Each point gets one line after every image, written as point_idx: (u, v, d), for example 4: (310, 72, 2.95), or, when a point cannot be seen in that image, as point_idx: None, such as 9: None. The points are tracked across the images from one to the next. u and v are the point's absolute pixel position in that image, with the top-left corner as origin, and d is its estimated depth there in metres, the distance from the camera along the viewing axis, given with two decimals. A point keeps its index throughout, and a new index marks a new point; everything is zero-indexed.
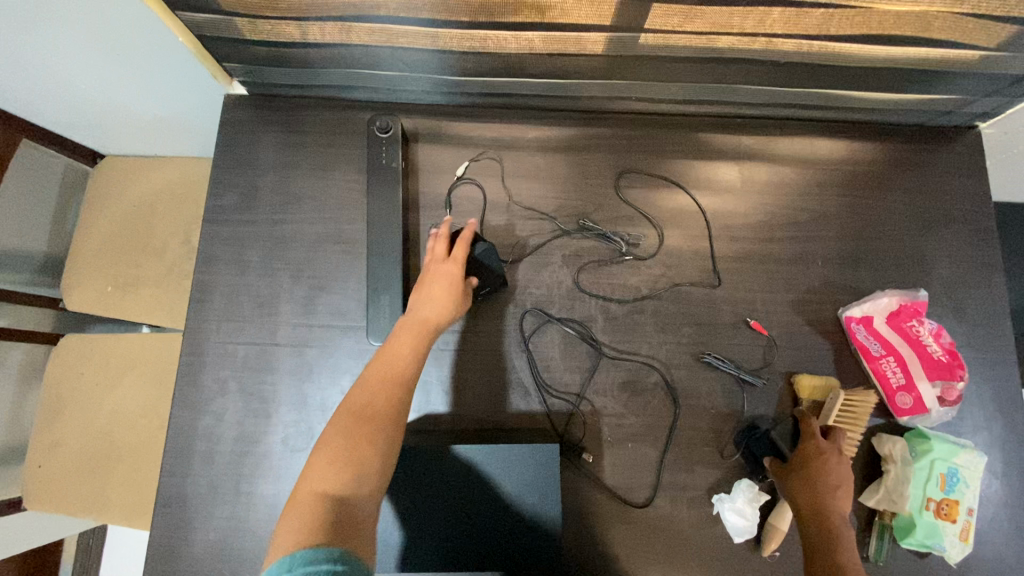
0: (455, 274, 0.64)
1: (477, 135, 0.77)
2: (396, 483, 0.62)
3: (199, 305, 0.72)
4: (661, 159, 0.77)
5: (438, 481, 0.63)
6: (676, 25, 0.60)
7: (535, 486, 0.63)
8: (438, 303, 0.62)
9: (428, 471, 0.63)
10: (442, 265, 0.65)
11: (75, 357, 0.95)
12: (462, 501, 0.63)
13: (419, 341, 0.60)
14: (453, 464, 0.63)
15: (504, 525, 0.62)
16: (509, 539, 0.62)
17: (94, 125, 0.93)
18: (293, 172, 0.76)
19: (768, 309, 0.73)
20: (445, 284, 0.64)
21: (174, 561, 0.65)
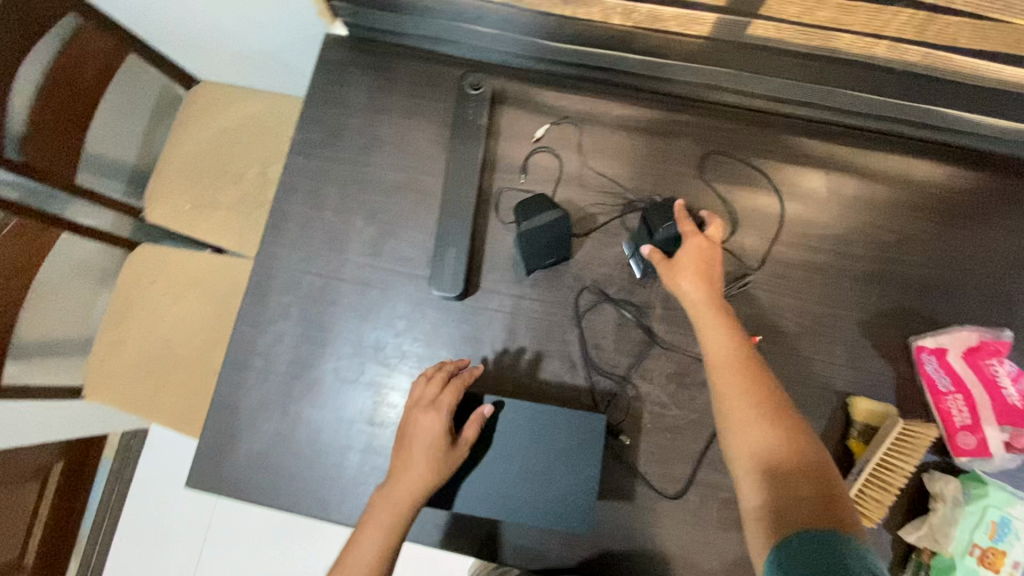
0: (439, 438, 0.61)
1: (563, 105, 0.77)
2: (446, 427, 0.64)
3: (274, 230, 0.75)
4: (747, 155, 0.75)
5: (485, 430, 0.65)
6: (793, 15, 0.59)
7: (577, 451, 0.64)
8: (418, 475, 0.59)
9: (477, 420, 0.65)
10: (428, 420, 0.61)
11: (147, 266, 1.01)
12: (502, 455, 0.64)
13: (392, 533, 0.58)
14: (505, 416, 0.65)
15: (543, 485, 0.63)
16: (546, 497, 0.63)
17: (200, 48, 0.97)
18: (378, 117, 0.77)
19: (834, 324, 0.71)
20: (428, 449, 0.60)
21: (220, 464, 0.69)
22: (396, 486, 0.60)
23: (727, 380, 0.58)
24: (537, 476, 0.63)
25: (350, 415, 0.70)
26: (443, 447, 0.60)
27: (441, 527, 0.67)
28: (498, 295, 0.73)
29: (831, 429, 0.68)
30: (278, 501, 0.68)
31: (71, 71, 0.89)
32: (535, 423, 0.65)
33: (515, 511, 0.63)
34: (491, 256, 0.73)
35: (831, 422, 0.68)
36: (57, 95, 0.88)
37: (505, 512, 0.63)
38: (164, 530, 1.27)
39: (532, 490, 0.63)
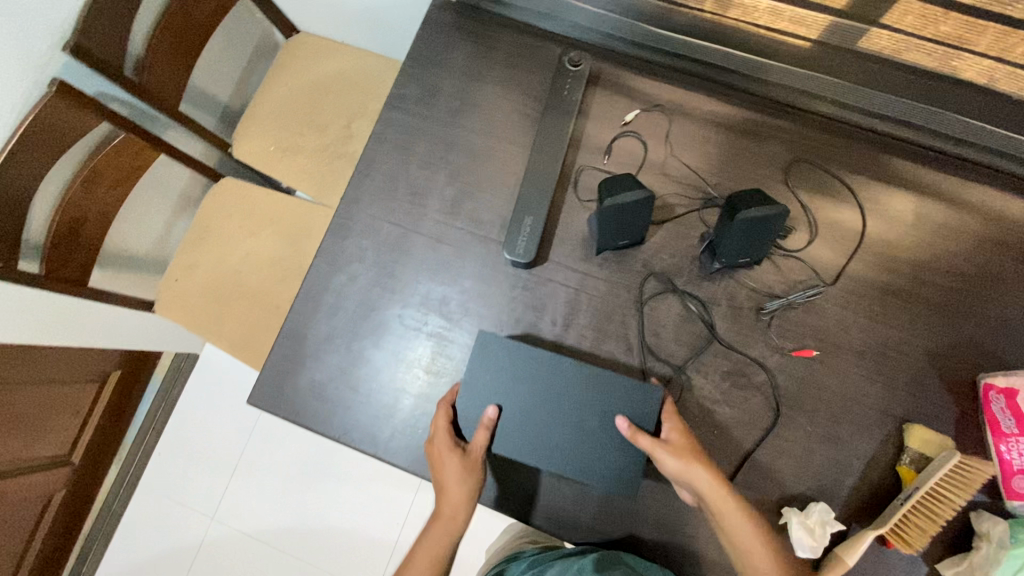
0: (453, 461, 0.66)
1: (656, 94, 0.77)
2: (505, 376, 0.67)
3: (361, 177, 0.78)
4: (837, 167, 0.75)
5: (542, 384, 0.67)
6: (914, 26, 0.58)
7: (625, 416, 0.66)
8: (456, 496, 0.66)
9: (534, 373, 0.67)
10: (443, 452, 0.66)
11: (228, 199, 1.06)
12: (553, 409, 0.67)
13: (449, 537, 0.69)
14: (560, 372, 0.67)
15: (591, 446, 0.66)
16: (593, 457, 0.66)
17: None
18: (474, 82, 0.79)
19: (901, 349, 0.70)
20: (451, 475, 0.66)
21: (283, 387, 0.73)
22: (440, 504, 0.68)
23: (738, 528, 0.61)
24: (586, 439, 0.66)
25: (407, 360, 0.73)
26: (463, 470, 0.66)
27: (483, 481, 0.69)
28: (566, 270, 0.74)
29: (882, 453, 0.67)
30: (330, 429, 0.72)
31: (189, 3, 0.92)
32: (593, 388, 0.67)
33: (560, 461, 0.66)
34: (564, 230, 0.75)
35: (882, 446, 0.68)
36: (173, 25, 0.91)
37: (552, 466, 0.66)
38: (198, 454, 1.33)
39: (579, 450, 0.66)
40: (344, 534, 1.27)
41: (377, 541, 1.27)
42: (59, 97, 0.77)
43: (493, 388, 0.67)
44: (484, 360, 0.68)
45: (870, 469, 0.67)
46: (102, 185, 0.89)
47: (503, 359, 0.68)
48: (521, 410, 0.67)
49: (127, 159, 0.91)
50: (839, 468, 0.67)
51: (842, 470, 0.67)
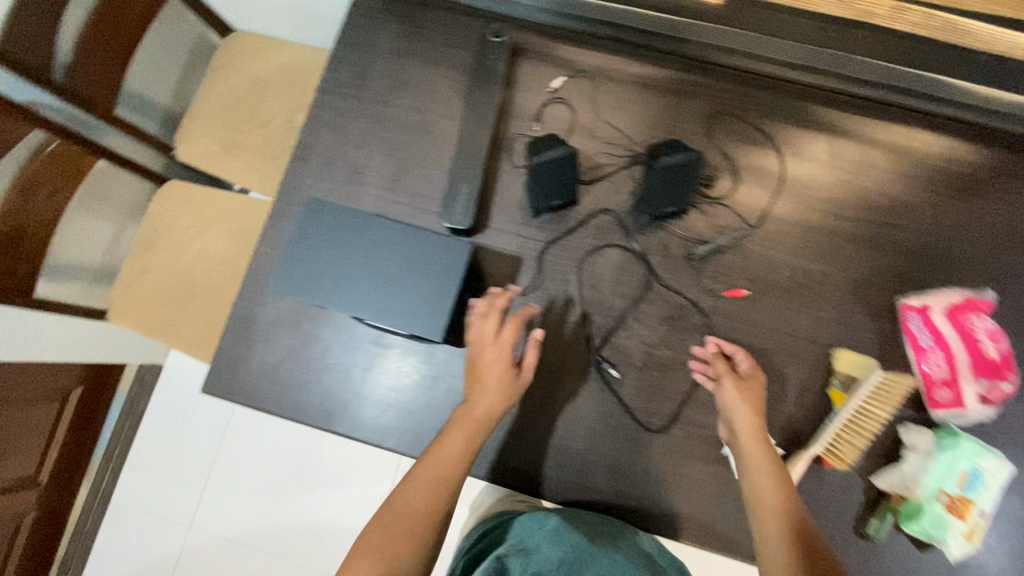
0: (511, 378, 0.68)
1: (580, 59, 0.81)
2: (317, 226, 0.69)
3: (299, 161, 0.79)
4: (755, 116, 0.79)
5: (354, 231, 0.69)
6: None
7: (422, 263, 0.67)
8: (491, 396, 0.67)
9: (347, 223, 0.69)
10: (507, 373, 0.68)
11: (174, 201, 1.06)
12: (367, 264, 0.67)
13: (473, 439, 0.66)
14: (371, 224, 0.69)
15: (379, 287, 0.66)
16: (386, 297, 0.66)
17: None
18: (403, 61, 0.81)
19: (825, 282, 0.74)
20: (495, 389, 0.67)
21: (234, 372, 0.74)
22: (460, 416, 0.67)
23: (753, 450, 0.65)
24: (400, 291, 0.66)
25: (354, 332, 0.74)
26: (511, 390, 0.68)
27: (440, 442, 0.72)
28: (504, 234, 0.77)
29: (814, 379, 0.71)
30: (284, 408, 0.73)
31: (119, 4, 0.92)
32: (406, 242, 0.68)
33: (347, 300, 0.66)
34: (501, 197, 0.77)
35: (814, 373, 0.72)
36: (101, 29, 0.91)
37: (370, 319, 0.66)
38: (168, 465, 1.32)
39: (368, 290, 0.66)
40: (324, 529, 1.28)
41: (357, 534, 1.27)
42: None
43: (305, 229, 0.69)
44: (308, 228, 0.69)
45: (803, 395, 0.71)
46: (42, 192, 0.89)
47: (330, 226, 0.69)
48: (331, 258, 0.68)
49: (64, 165, 0.91)
50: (774, 398, 0.71)
51: (779, 399, 0.71)
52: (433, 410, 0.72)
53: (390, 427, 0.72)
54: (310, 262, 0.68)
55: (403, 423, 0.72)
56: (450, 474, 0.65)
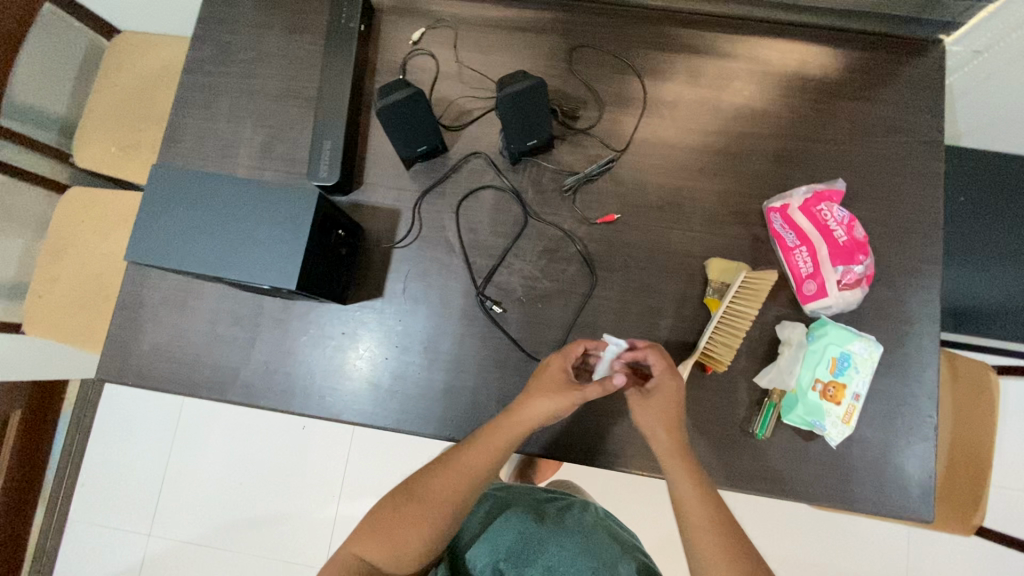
0: (561, 380, 0.65)
1: (437, 9, 0.81)
2: (164, 195, 0.65)
3: (171, 143, 0.80)
4: (614, 44, 0.80)
5: (206, 194, 0.65)
6: None
7: (274, 215, 0.64)
8: (540, 405, 0.64)
9: (196, 189, 0.66)
10: (556, 379, 0.65)
11: (77, 207, 1.05)
12: (220, 223, 0.64)
13: (505, 446, 0.64)
14: (219, 187, 0.65)
15: (236, 243, 0.63)
16: (242, 252, 0.63)
17: None
18: (263, 31, 0.82)
19: (695, 197, 0.76)
20: (550, 396, 0.63)
21: (127, 355, 0.74)
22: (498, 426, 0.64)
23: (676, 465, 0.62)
24: (245, 244, 0.63)
25: (238, 301, 0.75)
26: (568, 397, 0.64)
27: (336, 398, 0.72)
28: (381, 188, 0.78)
29: (691, 291, 0.73)
30: (180, 383, 0.73)
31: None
32: (245, 197, 0.65)
33: (202, 261, 0.63)
34: (373, 153, 0.78)
35: (691, 285, 0.73)
36: None
37: (219, 272, 0.63)
38: (122, 477, 1.32)
39: (224, 249, 0.63)
40: (282, 518, 1.28)
41: (316, 520, 1.27)
42: None
43: (153, 200, 0.65)
44: (147, 199, 0.65)
45: (682, 307, 0.73)
46: None
47: (174, 195, 0.65)
48: (179, 223, 0.64)
49: None
50: (654, 312, 0.73)
51: (658, 313, 0.72)
52: (324, 367, 0.73)
53: (283, 388, 0.73)
54: (160, 228, 0.64)
55: (298, 384, 0.73)
56: (470, 474, 0.64)
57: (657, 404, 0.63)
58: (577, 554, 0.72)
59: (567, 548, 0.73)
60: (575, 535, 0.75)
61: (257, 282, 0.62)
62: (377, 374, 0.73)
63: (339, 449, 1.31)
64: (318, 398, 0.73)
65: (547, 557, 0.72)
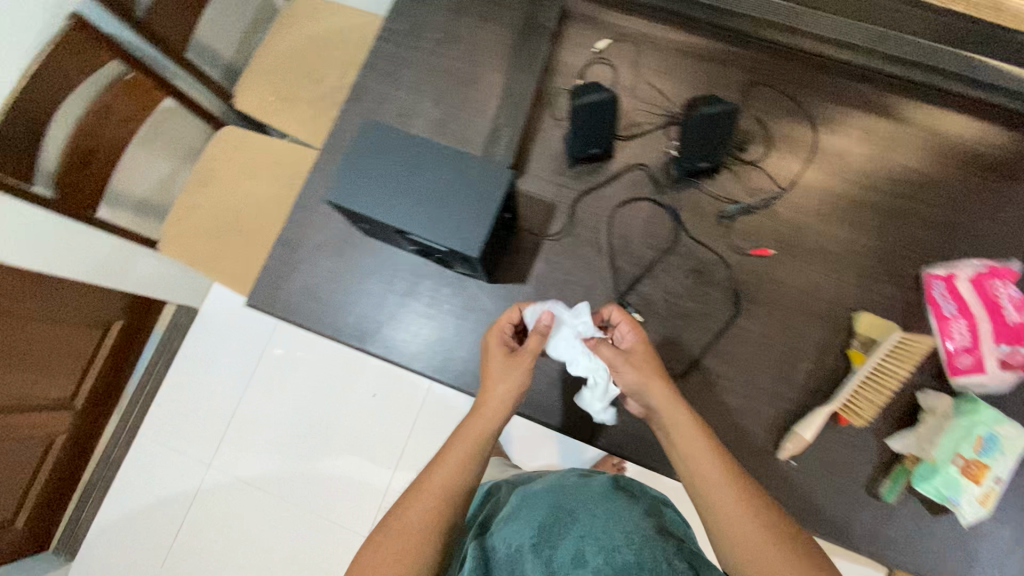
0: (502, 359, 0.69)
1: (626, 24, 0.85)
2: (369, 142, 0.68)
3: (354, 101, 0.85)
4: (790, 86, 0.82)
5: (407, 149, 0.68)
6: None
7: (469, 186, 0.66)
8: (501, 387, 0.68)
9: (399, 143, 0.69)
10: (497, 356, 0.69)
11: (230, 144, 1.12)
12: (416, 181, 0.67)
13: (481, 436, 0.66)
14: (420, 147, 0.68)
15: (428, 203, 0.66)
16: (434, 214, 0.66)
17: None
18: (458, 16, 0.86)
19: (853, 249, 0.75)
20: (503, 375, 0.68)
21: (280, 288, 0.79)
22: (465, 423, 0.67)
23: (682, 430, 0.63)
24: (438, 207, 0.66)
25: (392, 259, 0.78)
26: (514, 370, 0.68)
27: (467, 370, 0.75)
28: (543, 180, 0.80)
29: (834, 340, 0.73)
30: (324, 325, 0.78)
31: None
32: (444, 161, 0.68)
33: (394, 212, 0.66)
34: (541, 146, 0.81)
35: (835, 334, 0.73)
36: None
37: (405, 227, 0.66)
38: (194, 405, 1.38)
39: (417, 206, 0.66)
40: (337, 478, 1.32)
41: (370, 487, 1.31)
42: (77, 29, 0.85)
43: (358, 145, 0.68)
44: (354, 145, 0.68)
45: (824, 355, 0.72)
46: (115, 120, 0.97)
47: (375, 148, 0.68)
48: (379, 172, 0.67)
49: (136, 98, 0.99)
50: (793, 354, 0.73)
51: (798, 355, 0.73)
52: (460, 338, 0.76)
53: (420, 349, 0.76)
54: (360, 173, 0.68)
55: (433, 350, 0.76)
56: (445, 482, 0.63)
57: (636, 361, 0.67)
58: (606, 517, 0.68)
59: (596, 515, 0.68)
60: (600, 504, 0.72)
61: (440, 244, 0.65)
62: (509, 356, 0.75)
63: (404, 423, 1.34)
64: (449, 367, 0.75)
65: (577, 527, 0.67)
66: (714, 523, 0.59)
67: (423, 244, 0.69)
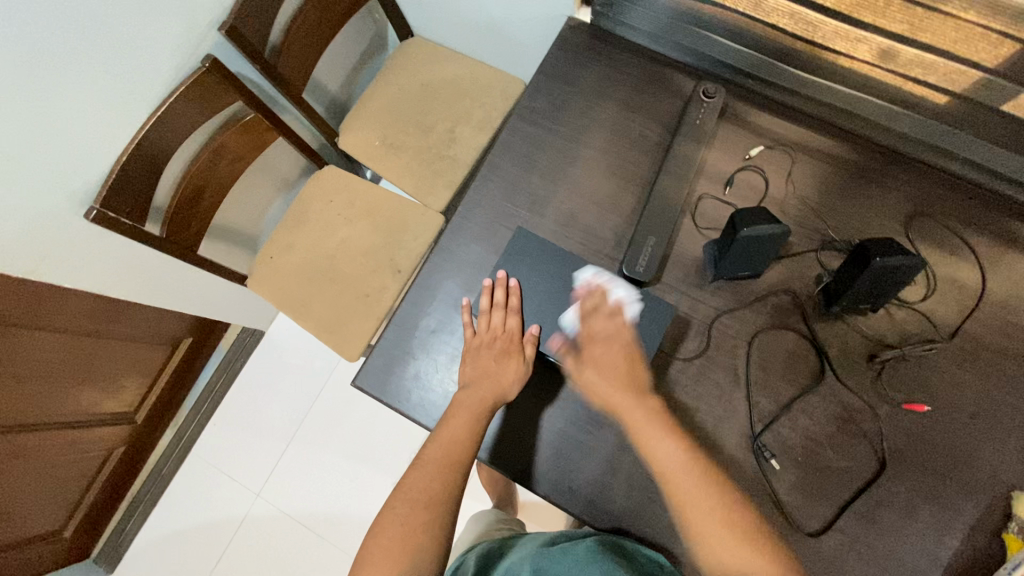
0: (508, 357, 0.71)
1: (780, 132, 0.79)
2: (527, 257, 0.75)
3: (484, 180, 0.81)
4: (955, 219, 0.75)
5: (564, 269, 0.74)
6: None
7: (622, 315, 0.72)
8: (499, 376, 0.70)
9: (557, 262, 0.75)
10: (505, 353, 0.71)
11: (331, 186, 1.10)
12: (570, 301, 0.73)
13: (480, 418, 0.68)
14: (573, 270, 0.74)
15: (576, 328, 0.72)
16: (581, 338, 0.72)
17: (438, 11, 1.08)
18: (603, 101, 0.82)
19: (1016, 417, 0.69)
20: (504, 368, 0.70)
21: (388, 373, 0.75)
22: (462, 396, 0.69)
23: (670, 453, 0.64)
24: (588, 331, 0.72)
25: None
26: (511, 360, 0.71)
27: (577, 494, 0.69)
28: (676, 291, 0.75)
29: (986, 517, 0.66)
30: (425, 418, 0.73)
31: None
32: (597, 285, 0.73)
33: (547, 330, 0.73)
34: (679, 254, 0.76)
35: (987, 510, 0.67)
36: (313, 20, 0.96)
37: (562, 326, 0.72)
38: (248, 431, 1.36)
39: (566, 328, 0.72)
40: None
41: None
42: (212, 70, 0.84)
43: (520, 257, 0.75)
44: (514, 254, 0.75)
45: (974, 532, 0.66)
46: (228, 159, 0.95)
47: (530, 262, 0.75)
48: (532, 287, 0.74)
49: (250, 137, 0.96)
50: (942, 527, 0.66)
51: (947, 530, 0.66)
52: (576, 457, 0.70)
53: (530, 463, 0.70)
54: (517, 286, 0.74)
55: (544, 462, 0.70)
56: (468, 446, 0.66)
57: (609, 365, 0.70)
58: None
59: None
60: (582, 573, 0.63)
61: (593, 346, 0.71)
62: (629, 483, 0.69)
63: None
64: (561, 487, 0.70)
65: None
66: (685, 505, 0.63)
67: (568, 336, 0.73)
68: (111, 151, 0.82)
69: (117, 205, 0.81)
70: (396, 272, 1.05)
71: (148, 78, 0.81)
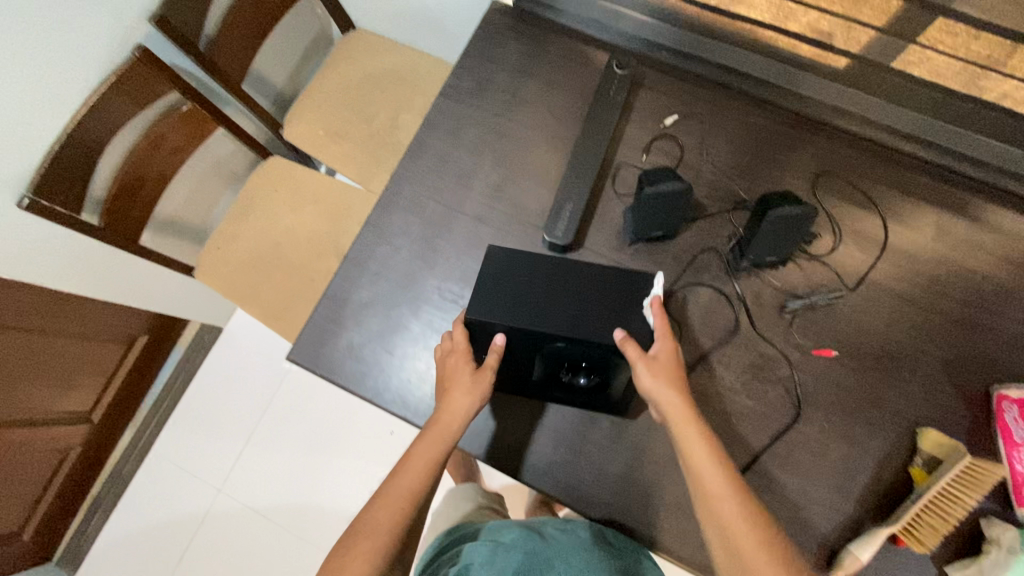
0: (464, 372, 0.67)
1: (694, 101, 0.83)
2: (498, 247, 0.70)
3: (412, 157, 0.83)
4: (861, 175, 0.79)
5: None
6: None
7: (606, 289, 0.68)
8: (454, 406, 0.67)
9: None
10: (459, 372, 0.67)
11: (276, 176, 1.11)
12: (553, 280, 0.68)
13: (440, 449, 0.67)
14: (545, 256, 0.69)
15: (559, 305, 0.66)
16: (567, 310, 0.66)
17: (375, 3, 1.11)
18: (526, 78, 0.85)
19: (916, 357, 0.73)
20: (458, 392, 0.67)
21: (321, 344, 0.76)
22: None
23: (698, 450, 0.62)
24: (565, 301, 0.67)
25: (517, 376, 0.72)
26: (472, 385, 0.67)
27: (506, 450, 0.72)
28: (598, 255, 0.78)
29: (894, 453, 0.70)
30: (358, 387, 0.75)
31: None
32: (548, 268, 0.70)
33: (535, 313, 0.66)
34: (601, 219, 0.79)
35: (893, 446, 0.70)
36: (246, 11, 0.98)
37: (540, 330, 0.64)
38: (210, 426, 1.36)
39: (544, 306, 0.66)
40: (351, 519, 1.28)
41: None
42: (143, 60, 0.85)
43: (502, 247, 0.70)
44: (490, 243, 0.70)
45: (882, 467, 0.70)
46: (165, 149, 0.97)
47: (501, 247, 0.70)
48: None
49: (189, 128, 0.98)
50: (853, 464, 0.70)
51: (857, 467, 0.70)
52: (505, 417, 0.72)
53: None
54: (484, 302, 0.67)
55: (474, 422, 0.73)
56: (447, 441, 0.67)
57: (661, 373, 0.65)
58: None
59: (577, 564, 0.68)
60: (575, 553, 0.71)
61: (554, 336, 0.64)
62: (555, 437, 0.72)
63: None
64: (491, 444, 0.72)
65: None
66: (715, 525, 0.61)
67: (567, 352, 0.67)
68: (43, 141, 0.83)
69: (52, 193, 0.82)
70: (340, 256, 1.06)
71: (75, 69, 0.83)
